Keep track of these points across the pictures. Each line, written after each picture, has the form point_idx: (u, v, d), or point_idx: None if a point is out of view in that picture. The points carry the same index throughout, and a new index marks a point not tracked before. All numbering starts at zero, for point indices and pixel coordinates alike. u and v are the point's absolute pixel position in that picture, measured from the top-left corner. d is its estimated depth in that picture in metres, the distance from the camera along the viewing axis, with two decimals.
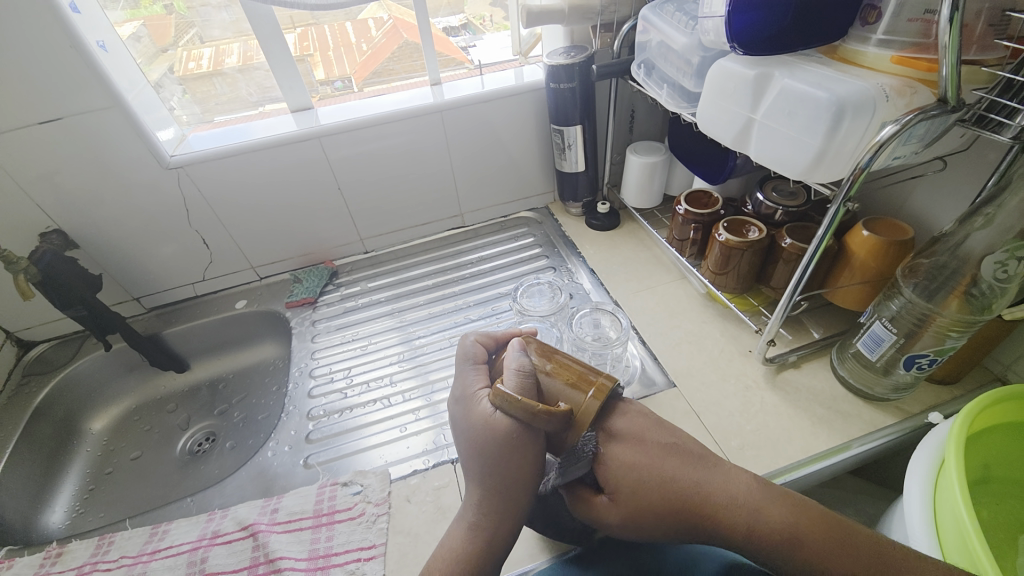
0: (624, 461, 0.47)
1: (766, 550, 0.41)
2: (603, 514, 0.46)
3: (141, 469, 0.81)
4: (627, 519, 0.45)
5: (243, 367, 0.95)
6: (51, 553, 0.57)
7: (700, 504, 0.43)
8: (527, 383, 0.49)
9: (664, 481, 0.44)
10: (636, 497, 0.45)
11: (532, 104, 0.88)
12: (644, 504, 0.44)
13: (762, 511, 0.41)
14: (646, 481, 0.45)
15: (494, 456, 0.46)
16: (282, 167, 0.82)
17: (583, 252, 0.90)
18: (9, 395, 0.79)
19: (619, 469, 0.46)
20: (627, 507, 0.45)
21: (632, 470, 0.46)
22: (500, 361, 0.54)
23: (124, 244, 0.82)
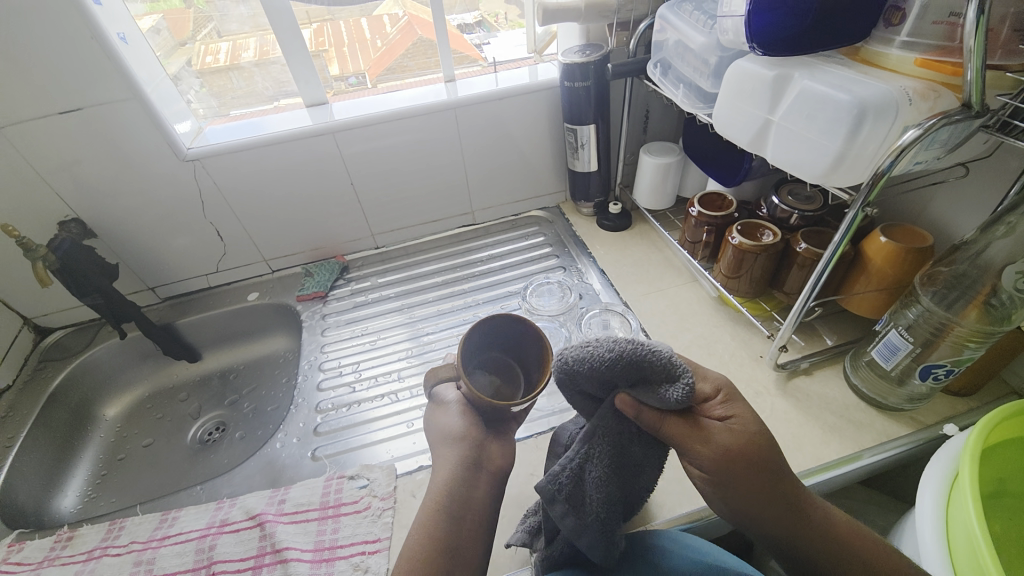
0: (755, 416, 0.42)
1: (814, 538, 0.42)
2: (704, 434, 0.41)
3: (153, 456, 0.82)
4: (723, 455, 0.41)
5: (254, 359, 0.96)
6: (63, 537, 0.58)
7: (790, 479, 0.43)
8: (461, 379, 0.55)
9: (773, 448, 0.42)
10: (740, 443, 0.41)
11: (545, 102, 0.88)
12: (750, 453, 0.41)
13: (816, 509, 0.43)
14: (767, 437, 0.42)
15: (452, 428, 0.52)
16: (296, 161, 0.82)
17: (594, 252, 0.90)
18: (25, 381, 0.80)
19: (746, 416, 0.42)
20: (727, 447, 0.41)
21: (758, 427, 0.42)
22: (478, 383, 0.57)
23: (140, 233, 0.84)
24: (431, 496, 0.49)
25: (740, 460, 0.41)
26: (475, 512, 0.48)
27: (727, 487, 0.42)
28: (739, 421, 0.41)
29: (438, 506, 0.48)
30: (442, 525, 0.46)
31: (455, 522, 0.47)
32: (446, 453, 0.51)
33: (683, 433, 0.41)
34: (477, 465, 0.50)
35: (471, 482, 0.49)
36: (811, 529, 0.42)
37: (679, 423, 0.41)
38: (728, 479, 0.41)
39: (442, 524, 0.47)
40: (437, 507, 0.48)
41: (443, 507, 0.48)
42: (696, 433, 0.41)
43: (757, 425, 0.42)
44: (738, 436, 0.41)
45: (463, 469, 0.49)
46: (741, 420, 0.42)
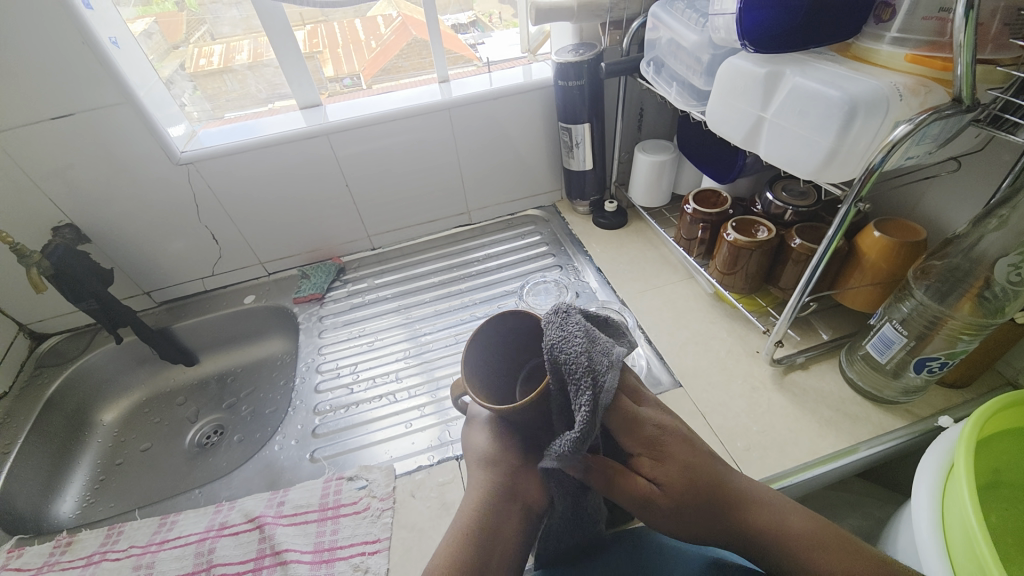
0: (681, 467, 0.45)
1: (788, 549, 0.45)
2: (648, 495, 0.45)
3: (151, 461, 0.82)
4: (668, 510, 0.45)
5: (251, 362, 0.96)
6: (61, 542, 0.58)
7: (736, 511, 0.46)
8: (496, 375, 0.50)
9: (706, 483, 0.45)
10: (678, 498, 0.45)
11: (539, 102, 0.88)
12: (690, 501, 0.45)
13: (786, 512, 0.46)
14: (697, 479, 0.45)
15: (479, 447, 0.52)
16: (291, 163, 0.82)
17: (590, 250, 0.90)
18: (21, 387, 0.80)
19: (676, 469, 0.45)
20: (669, 502, 0.45)
21: (688, 472, 0.45)
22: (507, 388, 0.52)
23: (135, 238, 0.83)
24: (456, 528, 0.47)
25: (686, 509, 0.45)
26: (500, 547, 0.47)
27: (686, 530, 0.46)
28: (668, 482, 0.45)
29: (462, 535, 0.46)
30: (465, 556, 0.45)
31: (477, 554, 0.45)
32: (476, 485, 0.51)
33: (626, 496, 0.45)
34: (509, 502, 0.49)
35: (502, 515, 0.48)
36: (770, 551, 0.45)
37: (622, 487, 0.45)
38: (684, 526, 0.46)
39: (466, 545, 0.45)
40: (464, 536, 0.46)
41: (470, 535, 0.46)
42: (639, 496, 0.45)
43: (685, 475, 0.45)
44: (673, 490, 0.45)
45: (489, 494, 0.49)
46: (673, 470, 0.45)
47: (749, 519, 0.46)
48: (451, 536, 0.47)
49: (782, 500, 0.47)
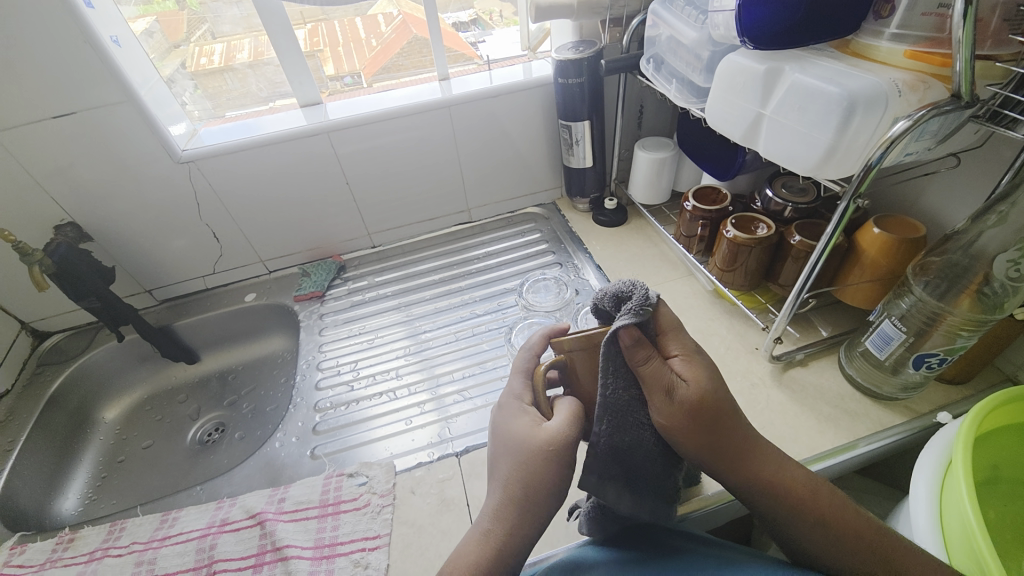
0: (710, 375, 0.42)
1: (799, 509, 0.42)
2: (674, 384, 0.40)
3: (153, 458, 0.83)
4: (684, 405, 0.40)
5: (253, 360, 0.96)
6: (64, 538, 0.58)
7: (743, 439, 0.42)
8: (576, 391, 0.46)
9: (728, 398, 0.42)
10: (702, 399, 0.40)
11: (540, 99, 0.88)
12: (713, 406, 0.41)
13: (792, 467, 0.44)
14: (724, 392, 0.42)
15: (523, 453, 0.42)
16: (291, 161, 0.82)
17: (590, 248, 0.90)
18: (24, 385, 0.80)
19: (705, 374, 0.42)
20: (688, 399, 0.40)
21: (715, 383, 0.42)
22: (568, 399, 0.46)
23: (136, 236, 0.84)
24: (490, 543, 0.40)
25: (699, 414, 0.40)
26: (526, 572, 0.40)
27: (685, 437, 0.41)
28: (698, 380, 0.41)
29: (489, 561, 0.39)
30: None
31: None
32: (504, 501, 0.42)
33: (656, 377, 0.40)
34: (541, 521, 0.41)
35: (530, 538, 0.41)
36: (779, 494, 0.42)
37: (654, 366, 0.40)
38: (689, 430, 0.41)
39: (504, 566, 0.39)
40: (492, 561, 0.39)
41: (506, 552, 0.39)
42: (663, 381, 0.40)
43: (713, 383, 0.42)
44: (700, 389, 0.41)
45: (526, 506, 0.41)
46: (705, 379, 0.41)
47: (748, 458, 0.42)
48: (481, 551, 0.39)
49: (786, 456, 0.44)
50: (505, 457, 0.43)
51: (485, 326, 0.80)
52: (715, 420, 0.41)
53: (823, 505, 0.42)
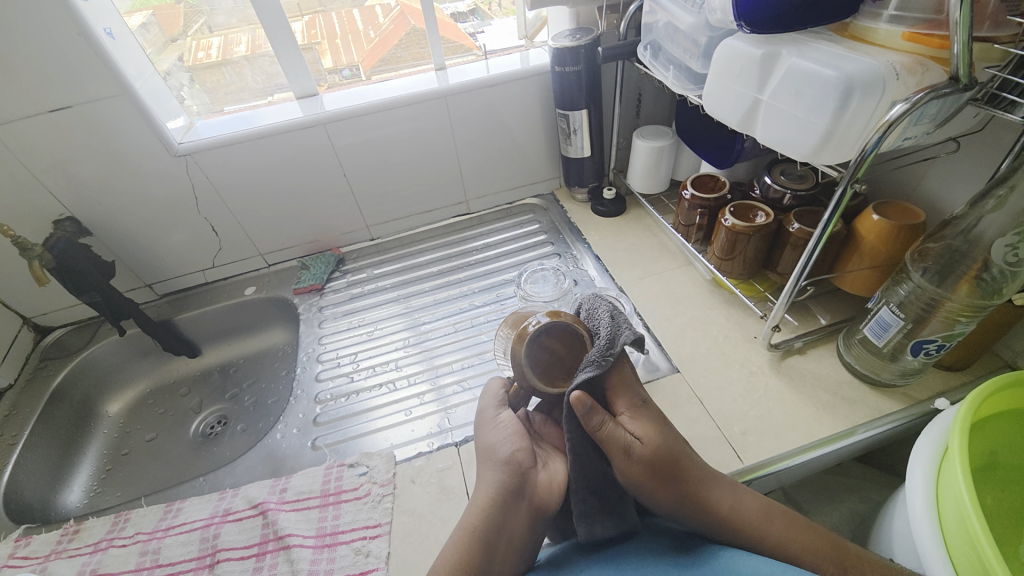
0: (658, 429, 0.49)
1: (754, 534, 0.47)
2: (627, 442, 0.47)
3: (157, 450, 0.83)
4: (642, 461, 0.47)
5: (254, 353, 0.96)
6: (69, 530, 0.59)
7: (703, 482, 0.48)
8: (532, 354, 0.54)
9: (677, 446, 0.49)
10: (655, 454, 0.47)
11: (537, 88, 0.87)
12: (664, 460, 0.47)
13: (747, 501, 0.48)
14: (672, 443, 0.48)
15: (497, 446, 0.52)
16: (289, 153, 0.82)
17: (588, 238, 0.89)
18: (27, 379, 0.81)
19: (653, 429, 0.49)
20: (644, 455, 0.47)
21: (664, 434, 0.49)
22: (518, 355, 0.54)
23: (135, 230, 0.84)
24: (469, 522, 0.48)
25: (656, 467, 0.47)
26: (508, 546, 0.48)
27: (647, 487, 0.47)
28: (647, 435, 0.48)
29: (474, 533, 0.47)
30: (478, 551, 0.46)
31: (488, 555, 0.46)
32: (490, 480, 0.50)
33: (612, 439, 0.47)
34: (517, 496, 0.49)
35: (511, 512, 0.48)
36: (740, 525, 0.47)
37: (608, 429, 0.47)
38: (648, 480, 0.47)
39: (475, 543, 0.47)
40: (474, 532, 0.47)
41: (479, 532, 0.47)
42: (619, 442, 0.47)
43: (661, 435, 0.48)
44: (650, 444, 0.47)
45: (502, 495, 0.49)
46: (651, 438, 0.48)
47: (706, 497, 0.47)
48: (464, 531, 0.48)
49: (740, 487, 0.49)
50: (486, 451, 0.53)
51: (484, 317, 0.80)
52: (671, 469, 0.47)
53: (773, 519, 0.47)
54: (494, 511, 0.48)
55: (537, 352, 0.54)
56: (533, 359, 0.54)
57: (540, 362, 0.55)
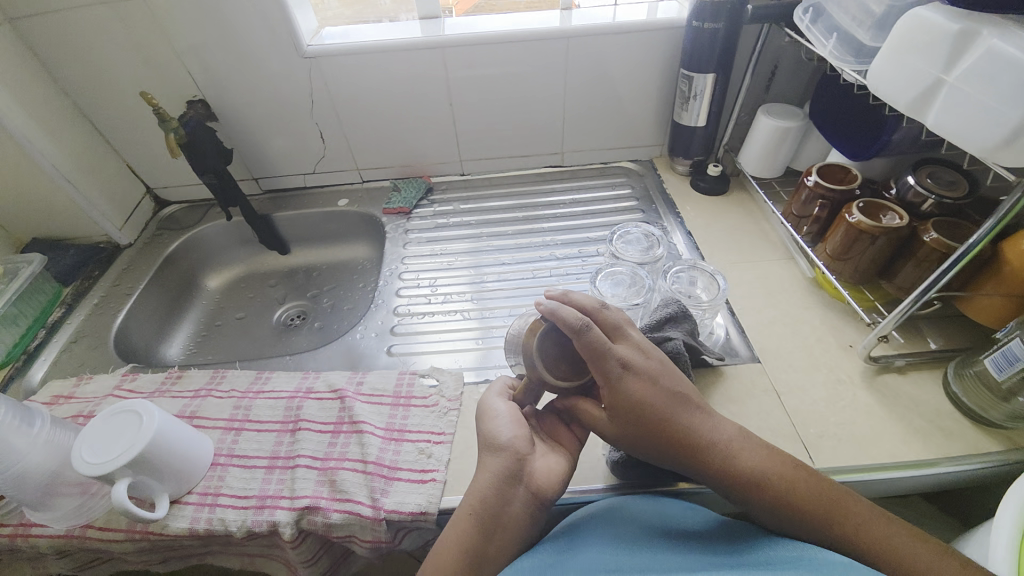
0: (624, 399, 0.46)
1: (767, 497, 0.45)
2: (595, 419, 0.48)
3: (244, 328, 0.92)
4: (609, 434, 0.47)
5: (335, 262, 1.02)
6: (172, 375, 0.67)
7: (693, 443, 0.46)
8: (552, 358, 0.49)
9: (650, 414, 0.46)
10: (618, 427, 0.47)
11: (662, 44, 0.82)
12: (638, 425, 0.46)
13: (750, 460, 0.46)
14: (643, 410, 0.46)
15: (497, 435, 0.48)
16: (404, 72, 0.83)
17: (683, 212, 0.86)
18: (146, 242, 0.91)
19: (619, 399, 0.46)
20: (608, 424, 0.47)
21: (631, 405, 0.46)
22: (528, 351, 0.50)
23: (253, 125, 0.89)
24: (467, 503, 0.46)
25: (624, 432, 0.46)
26: (507, 528, 0.45)
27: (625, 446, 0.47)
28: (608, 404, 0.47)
29: (471, 515, 0.44)
30: (476, 533, 0.44)
31: (486, 535, 0.44)
32: (486, 460, 0.47)
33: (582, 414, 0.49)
34: (513, 481, 0.46)
35: (508, 499, 0.45)
36: (752, 489, 0.45)
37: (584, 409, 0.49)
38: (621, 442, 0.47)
39: (473, 526, 0.44)
40: (472, 514, 0.44)
41: (476, 516, 0.44)
42: (588, 416, 0.48)
43: (630, 403, 0.46)
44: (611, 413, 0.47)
45: (499, 480, 0.46)
46: (615, 417, 0.47)
47: (702, 458, 0.46)
48: (462, 508, 0.46)
49: (740, 442, 0.47)
50: (484, 436, 0.49)
51: (563, 270, 0.80)
52: (645, 431, 0.46)
53: (783, 486, 0.45)
54: (487, 495, 0.45)
55: (549, 351, 0.49)
56: (544, 356, 0.48)
57: (551, 359, 0.49)
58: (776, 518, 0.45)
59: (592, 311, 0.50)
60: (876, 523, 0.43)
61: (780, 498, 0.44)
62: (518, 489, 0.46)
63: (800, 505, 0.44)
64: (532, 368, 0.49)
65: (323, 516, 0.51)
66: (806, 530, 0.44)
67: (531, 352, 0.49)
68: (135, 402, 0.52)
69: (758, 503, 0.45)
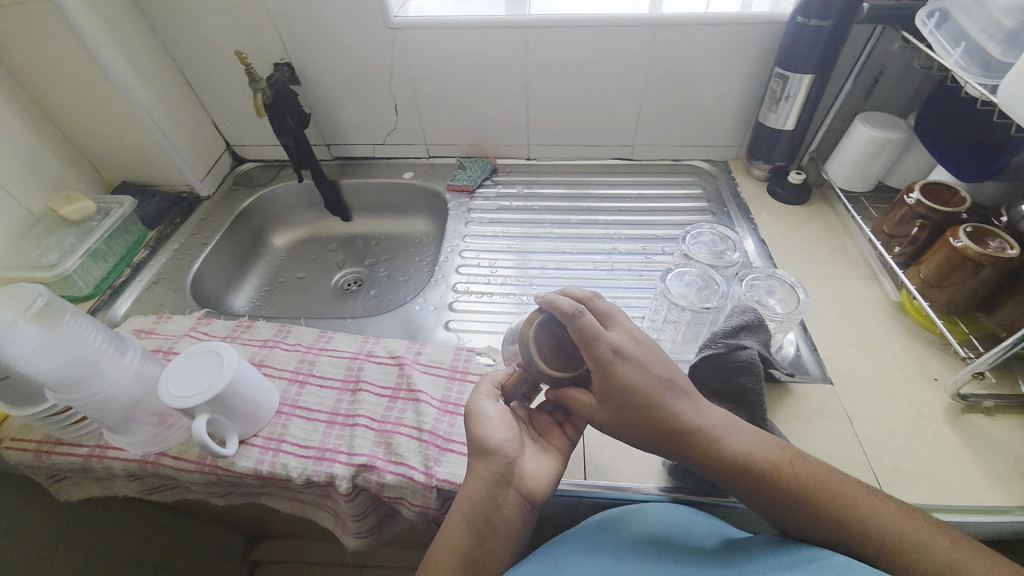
0: (615, 386, 0.45)
1: (780, 493, 0.43)
2: (587, 408, 0.47)
3: (304, 288, 0.96)
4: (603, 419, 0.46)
5: (394, 234, 1.04)
6: (242, 324, 0.70)
7: (694, 432, 0.46)
8: (548, 350, 0.48)
9: (641, 402, 0.45)
10: (610, 414, 0.46)
11: (757, 40, 0.78)
12: (630, 412, 0.45)
13: (754, 450, 0.45)
14: (637, 398, 0.45)
15: (488, 435, 0.48)
16: (485, 50, 0.82)
17: (756, 218, 0.82)
18: (222, 196, 0.96)
19: (611, 387, 0.45)
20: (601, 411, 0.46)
21: (624, 394, 0.45)
22: (523, 342, 0.49)
23: (333, 92, 0.91)
24: (458, 508, 0.45)
25: (616, 418, 0.46)
26: (500, 532, 0.45)
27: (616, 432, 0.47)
28: (601, 391, 0.46)
29: (463, 521, 0.45)
30: (470, 537, 0.44)
31: (480, 539, 0.45)
32: (476, 464, 0.47)
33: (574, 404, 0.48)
34: (504, 483, 0.46)
35: (498, 501, 0.45)
36: (763, 484, 0.44)
37: (574, 399, 0.48)
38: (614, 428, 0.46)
39: (467, 532, 0.45)
40: (464, 519, 0.45)
41: (469, 521, 0.45)
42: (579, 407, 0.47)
43: (623, 392, 0.45)
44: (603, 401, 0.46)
45: (489, 484, 0.46)
46: (607, 405, 0.46)
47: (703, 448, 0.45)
48: (453, 512, 0.46)
49: (740, 432, 0.46)
50: (472, 436, 0.48)
51: (626, 265, 0.78)
52: (637, 417, 0.45)
53: (794, 479, 0.43)
54: (477, 498, 0.45)
55: (546, 340, 0.48)
56: (537, 347, 0.48)
57: (547, 349, 0.48)
58: (792, 517, 0.43)
59: (583, 300, 0.50)
60: (904, 523, 0.40)
61: (793, 493, 0.43)
62: (508, 492, 0.46)
63: (814, 500, 0.42)
64: (528, 358, 0.49)
65: (378, 475, 0.52)
66: (826, 530, 0.42)
67: (527, 342, 0.48)
68: (218, 343, 0.54)
69: (770, 499, 0.44)
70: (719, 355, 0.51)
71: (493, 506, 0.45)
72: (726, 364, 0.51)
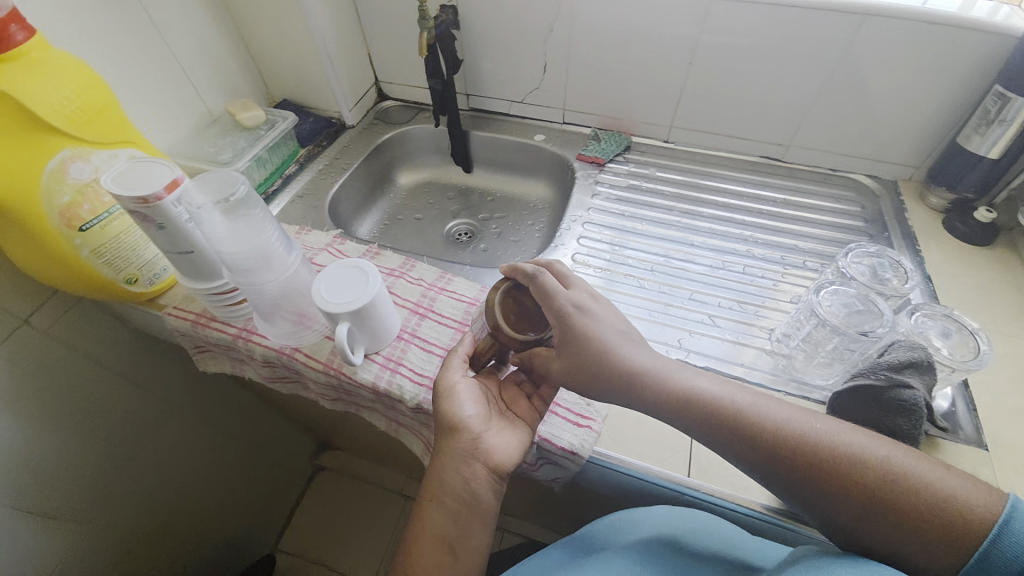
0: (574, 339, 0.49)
1: (804, 460, 0.42)
2: (550, 358, 0.50)
3: (419, 229, 1.00)
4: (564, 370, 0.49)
5: (510, 193, 1.04)
6: (372, 251, 0.74)
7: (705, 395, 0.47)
8: (512, 312, 0.52)
9: (596, 359, 0.48)
10: (572, 366, 0.49)
11: (989, 45, 0.66)
12: (590, 365, 0.48)
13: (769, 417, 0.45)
14: (594, 353, 0.49)
15: (457, 408, 0.50)
16: (657, 17, 0.78)
17: (923, 251, 0.72)
18: (364, 128, 1.01)
19: (568, 339, 0.49)
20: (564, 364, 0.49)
21: (582, 347, 0.49)
22: (488, 308, 0.53)
23: (487, 42, 0.91)
24: (431, 491, 0.48)
25: (575, 370, 0.49)
26: (473, 507, 0.47)
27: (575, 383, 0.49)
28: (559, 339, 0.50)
29: (435, 502, 0.48)
30: (447, 516, 0.47)
31: (457, 521, 0.47)
32: (444, 443, 0.50)
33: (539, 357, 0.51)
34: (469, 459, 0.48)
35: (466, 477, 0.48)
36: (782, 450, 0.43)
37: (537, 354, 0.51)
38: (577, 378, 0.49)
39: (442, 513, 0.47)
40: (436, 500, 0.48)
41: (441, 500, 0.47)
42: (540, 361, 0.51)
43: (582, 347, 0.49)
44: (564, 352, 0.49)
45: (455, 461, 0.48)
46: (627, 376, 0.48)
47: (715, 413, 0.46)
48: (426, 492, 0.49)
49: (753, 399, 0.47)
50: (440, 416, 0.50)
51: (758, 270, 0.73)
52: (599, 370, 0.48)
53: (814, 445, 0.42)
54: (447, 475, 0.48)
55: (513, 304, 0.53)
56: (502, 309, 0.52)
57: (511, 313, 0.52)
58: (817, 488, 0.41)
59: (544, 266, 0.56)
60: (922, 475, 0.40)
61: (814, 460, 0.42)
62: (473, 467, 0.48)
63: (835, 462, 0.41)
64: (493, 321, 0.52)
65: None
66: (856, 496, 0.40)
67: (495, 306, 0.52)
68: (361, 262, 0.57)
69: (793, 466, 0.42)
70: (875, 388, 0.47)
71: (461, 483, 0.47)
72: (882, 399, 0.46)
